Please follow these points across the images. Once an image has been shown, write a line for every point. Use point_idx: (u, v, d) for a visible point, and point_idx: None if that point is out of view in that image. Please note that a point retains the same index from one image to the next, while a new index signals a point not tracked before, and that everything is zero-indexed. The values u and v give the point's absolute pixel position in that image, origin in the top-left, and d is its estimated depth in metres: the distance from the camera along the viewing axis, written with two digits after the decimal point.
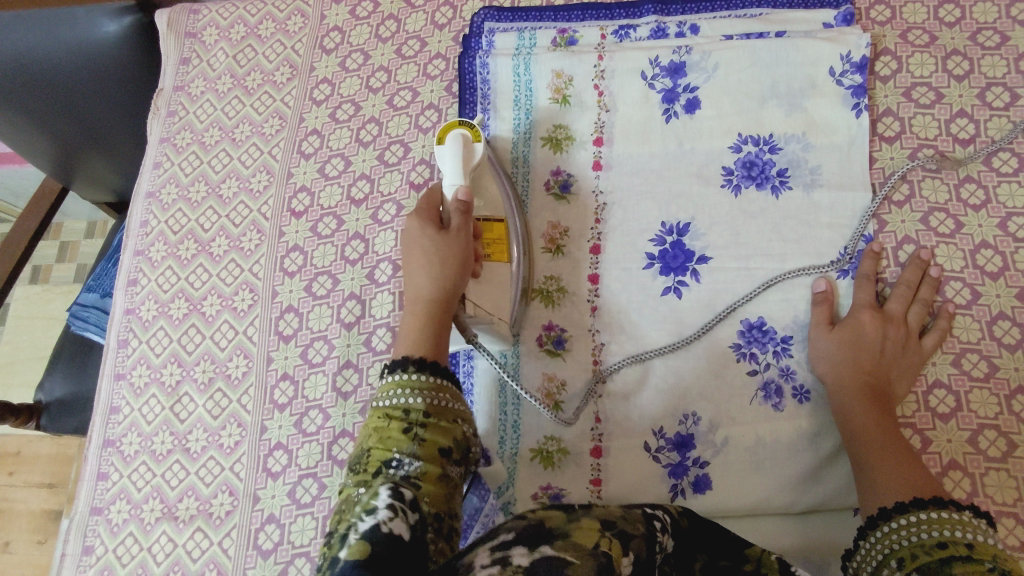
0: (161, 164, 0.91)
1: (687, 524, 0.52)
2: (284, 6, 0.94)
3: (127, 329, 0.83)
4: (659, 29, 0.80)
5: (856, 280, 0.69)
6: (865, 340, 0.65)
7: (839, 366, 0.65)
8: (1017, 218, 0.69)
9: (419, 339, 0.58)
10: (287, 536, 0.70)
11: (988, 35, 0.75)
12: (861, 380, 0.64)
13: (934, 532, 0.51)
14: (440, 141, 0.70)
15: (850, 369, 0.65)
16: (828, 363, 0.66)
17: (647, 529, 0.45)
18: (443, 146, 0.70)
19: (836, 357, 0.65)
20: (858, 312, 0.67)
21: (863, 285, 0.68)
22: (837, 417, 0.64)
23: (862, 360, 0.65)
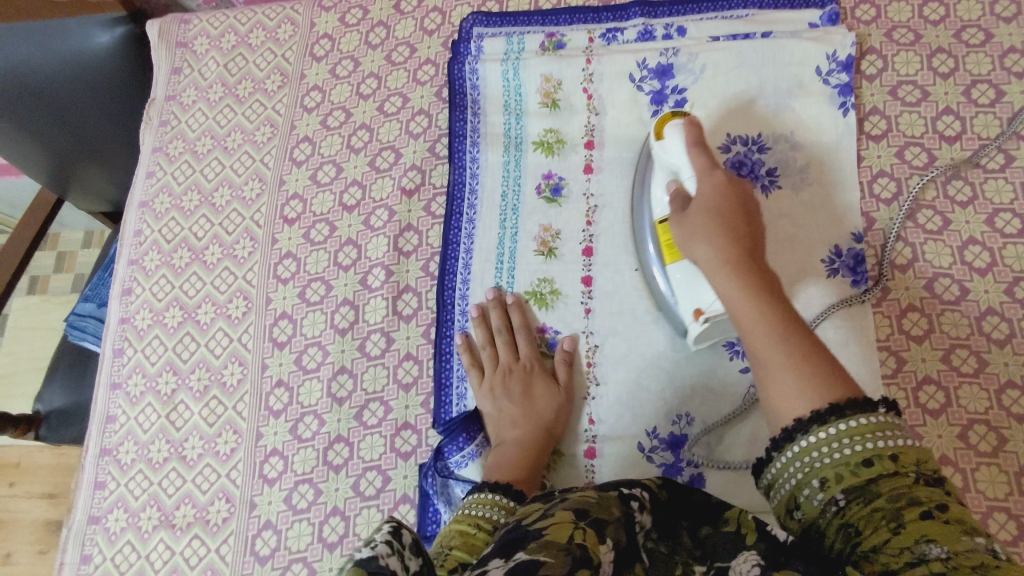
0: (154, 174, 0.91)
1: (666, 495, 0.48)
2: (275, 15, 0.95)
3: (122, 338, 0.84)
4: (646, 31, 0.81)
5: (696, 174, 0.61)
6: (726, 222, 0.56)
7: (713, 254, 0.55)
8: (1004, 214, 0.70)
9: (530, 464, 0.65)
10: (284, 542, 0.71)
11: (972, 33, 0.76)
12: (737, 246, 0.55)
13: (858, 445, 0.42)
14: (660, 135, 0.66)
15: (733, 252, 0.54)
16: (703, 261, 0.56)
17: (624, 512, 0.44)
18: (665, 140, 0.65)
19: (705, 247, 0.56)
20: (706, 200, 0.58)
21: (705, 174, 0.60)
22: (739, 329, 0.52)
23: (734, 223, 0.56)
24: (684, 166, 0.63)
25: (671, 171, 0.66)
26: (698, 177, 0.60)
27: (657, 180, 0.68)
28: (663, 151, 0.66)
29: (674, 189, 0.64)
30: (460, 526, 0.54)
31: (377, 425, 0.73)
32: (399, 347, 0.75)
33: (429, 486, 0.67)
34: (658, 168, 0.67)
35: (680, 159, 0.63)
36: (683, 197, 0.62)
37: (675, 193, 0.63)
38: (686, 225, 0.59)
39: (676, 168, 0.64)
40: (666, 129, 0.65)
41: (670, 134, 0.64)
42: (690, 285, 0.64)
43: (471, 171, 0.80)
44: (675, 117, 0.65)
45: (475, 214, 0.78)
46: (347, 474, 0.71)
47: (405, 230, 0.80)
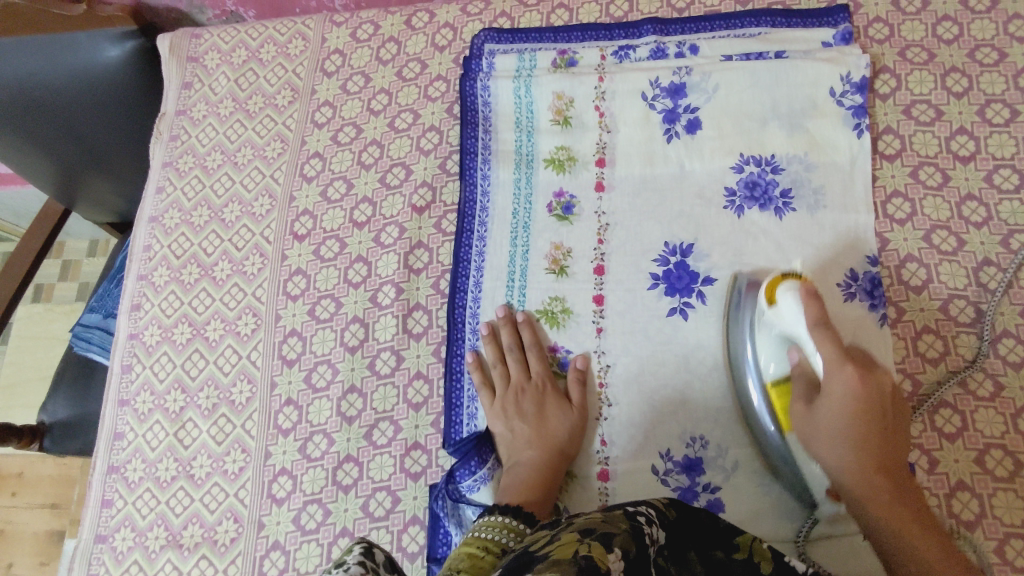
0: (163, 188, 0.91)
1: (675, 515, 0.51)
2: (285, 29, 0.95)
3: (130, 354, 0.83)
4: (659, 49, 0.80)
5: (823, 361, 0.56)
6: (855, 436, 0.55)
7: (844, 464, 0.56)
8: (1019, 235, 0.69)
9: (544, 489, 0.64)
10: (292, 563, 0.70)
11: (986, 52, 0.76)
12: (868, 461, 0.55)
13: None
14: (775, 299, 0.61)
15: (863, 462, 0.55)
16: (834, 468, 0.56)
17: (631, 525, 0.45)
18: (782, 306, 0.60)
19: (838, 455, 0.56)
20: (842, 403, 0.55)
21: (834, 370, 0.55)
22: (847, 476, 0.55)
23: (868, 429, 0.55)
24: (806, 342, 0.58)
25: (783, 334, 0.61)
26: (827, 366, 0.56)
27: (761, 340, 0.63)
28: (775, 316, 0.61)
29: (796, 358, 0.60)
30: (470, 548, 0.53)
31: (386, 444, 0.72)
32: (409, 366, 0.75)
33: (439, 508, 0.66)
34: (762, 328, 0.63)
35: (798, 328, 0.58)
36: (809, 379, 0.59)
37: (800, 366, 0.59)
38: (813, 428, 0.57)
39: (795, 336, 0.59)
40: (779, 295, 0.60)
41: (784, 299, 0.60)
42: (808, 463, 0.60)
43: (482, 188, 0.79)
44: (789, 280, 0.61)
45: (486, 231, 0.77)
46: (356, 494, 0.71)
47: (416, 248, 0.79)
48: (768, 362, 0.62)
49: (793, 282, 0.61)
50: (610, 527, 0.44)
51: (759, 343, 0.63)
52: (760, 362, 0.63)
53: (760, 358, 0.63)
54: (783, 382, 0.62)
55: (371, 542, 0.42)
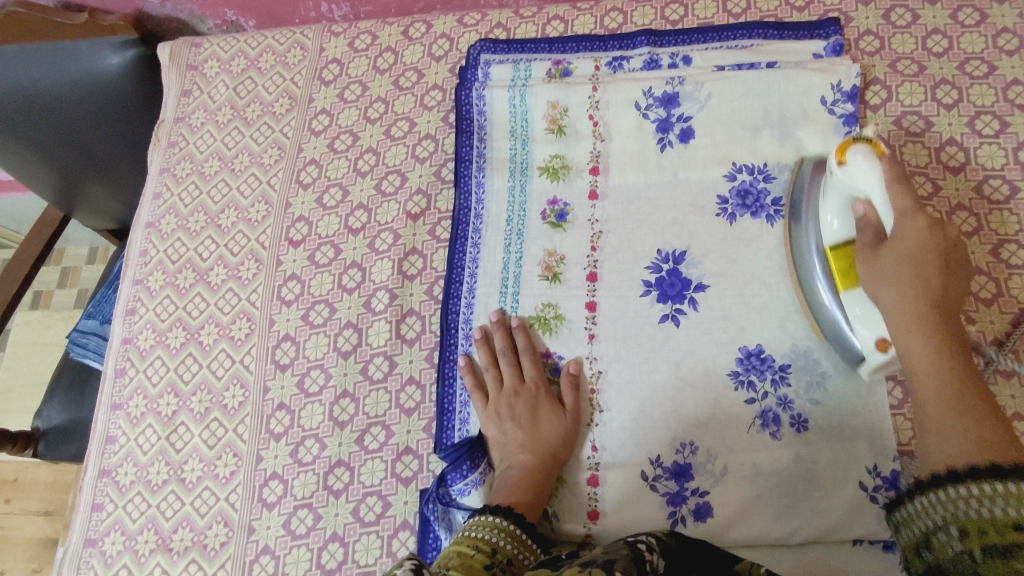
0: (161, 194, 0.92)
1: (677, 543, 0.53)
2: (285, 39, 0.96)
3: (124, 358, 0.84)
4: (652, 60, 0.82)
5: (895, 214, 0.54)
6: (910, 297, 0.52)
7: (902, 292, 0.52)
8: (1009, 245, 0.69)
9: (536, 493, 0.64)
10: (282, 568, 0.70)
11: (975, 65, 0.76)
12: (927, 349, 0.50)
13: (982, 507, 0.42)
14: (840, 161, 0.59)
15: (918, 302, 0.51)
16: (888, 303, 0.53)
17: (632, 551, 0.47)
18: (845, 168, 0.58)
19: (897, 289, 0.52)
20: (902, 247, 0.53)
21: (906, 217, 0.54)
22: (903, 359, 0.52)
23: (925, 319, 0.51)
24: (879, 200, 0.56)
25: (851, 195, 0.60)
26: (898, 218, 0.54)
27: (826, 201, 0.64)
28: (845, 178, 0.59)
29: (860, 211, 0.58)
30: (459, 547, 0.54)
31: (378, 449, 0.72)
32: (402, 371, 0.75)
33: (429, 512, 0.66)
34: (831, 190, 0.62)
35: (868, 187, 0.57)
36: (875, 229, 0.57)
37: (864, 219, 0.58)
38: (874, 268, 0.55)
39: (860, 195, 0.58)
40: (846, 155, 0.58)
41: (853, 159, 0.57)
42: (865, 316, 0.60)
43: (477, 195, 0.80)
44: (858, 140, 0.58)
45: (479, 238, 0.78)
46: (347, 499, 0.71)
47: (410, 254, 0.80)
48: (833, 225, 0.63)
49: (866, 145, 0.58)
50: (611, 555, 0.47)
51: (825, 206, 0.64)
52: (826, 223, 0.64)
53: (824, 221, 0.64)
54: (843, 247, 0.62)
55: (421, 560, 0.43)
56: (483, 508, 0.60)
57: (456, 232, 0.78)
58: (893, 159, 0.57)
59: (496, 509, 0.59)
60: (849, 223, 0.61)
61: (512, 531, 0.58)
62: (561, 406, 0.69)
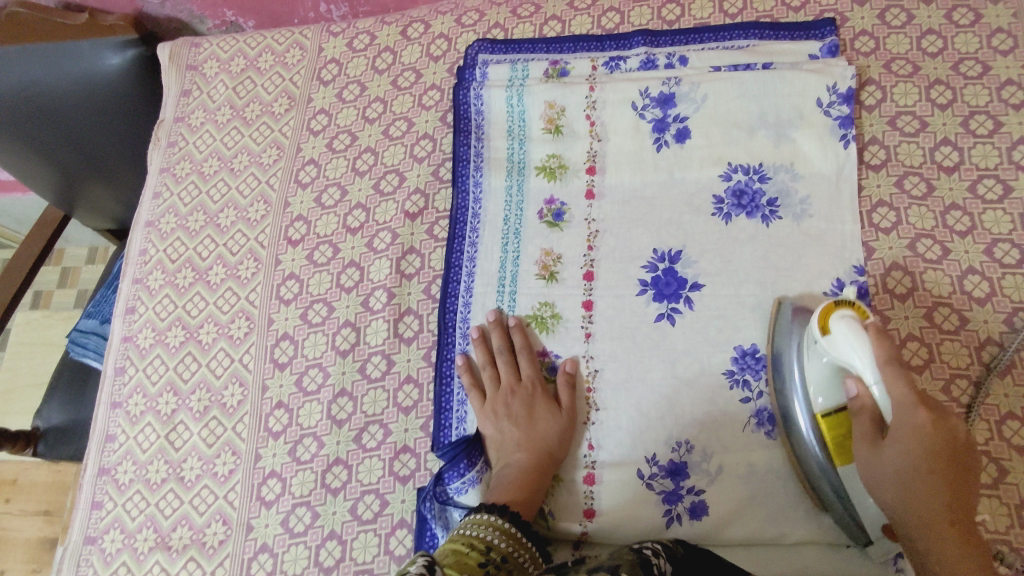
0: (161, 194, 0.92)
1: (682, 551, 0.54)
2: (283, 39, 0.96)
3: (124, 357, 0.84)
4: (649, 60, 0.82)
5: (893, 402, 0.52)
6: (922, 460, 0.51)
7: (908, 507, 0.52)
8: (1003, 244, 0.70)
9: (532, 490, 0.65)
10: (280, 565, 0.70)
11: (970, 65, 0.77)
12: (943, 510, 0.50)
13: None
14: (824, 330, 0.57)
15: (930, 489, 0.51)
16: (892, 501, 0.53)
17: (636, 559, 0.48)
18: (831, 341, 0.56)
19: (889, 467, 0.52)
20: (909, 437, 0.51)
21: (906, 411, 0.51)
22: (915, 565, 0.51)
23: (940, 472, 0.51)
24: (872, 375, 0.53)
25: (836, 369, 0.57)
26: (896, 407, 0.52)
27: (808, 363, 0.60)
28: (829, 345, 0.57)
29: (850, 388, 0.55)
30: (456, 544, 0.54)
31: (376, 448, 0.73)
32: (400, 370, 0.75)
33: (426, 510, 0.66)
34: (815, 354, 0.59)
35: (854, 359, 0.54)
36: (872, 417, 0.54)
37: (858, 401, 0.55)
38: (877, 463, 0.53)
39: (849, 370, 0.55)
40: (831, 323, 0.56)
41: (838, 334, 0.56)
42: (860, 495, 0.58)
43: (474, 195, 0.80)
44: (843, 310, 0.57)
45: (477, 237, 0.78)
46: (345, 497, 0.71)
47: (408, 253, 0.80)
48: (817, 396, 0.59)
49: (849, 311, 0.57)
50: (616, 561, 0.48)
51: (807, 370, 0.60)
52: (810, 396, 0.60)
53: (806, 388, 0.60)
54: (835, 414, 0.58)
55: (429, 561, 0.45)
56: (479, 505, 0.60)
57: (454, 232, 0.79)
58: (876, 330, 0.55)
59: (492, 508, 0.59)
60: (838, 398, 0.58)
61: (508, 530, 0.58)
62: (558, 406, 0.70)
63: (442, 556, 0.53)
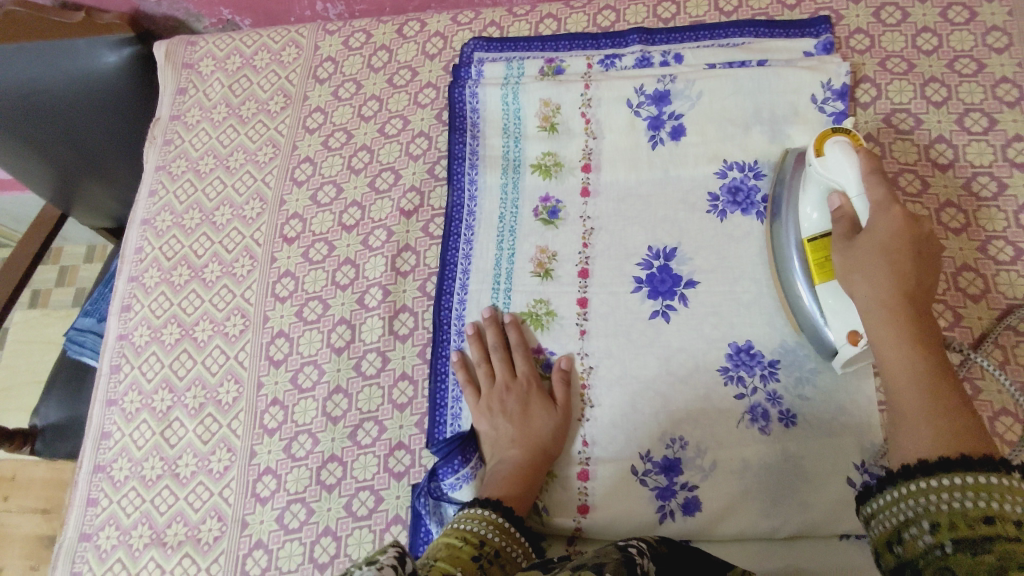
0: (157, 192, 0.93)
1: (667, 550, 0.53)
2: (280, 38, 0.96)
3: (119, 354, 0.84)
4: (643, 58, 0.82)
5: (870, 205, 0.56)
6: (892, 251, 0.53)
7: (876, 293, 0.53)
8: (997, 241, 0.70)
9: (527, 486, 0.65)
10: (275, 562, 0.70)
11: (964, 63, 0.77)
12: (904, 309, 0.51)
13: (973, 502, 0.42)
14: (819, 153, 0.62)
15: (896, 298, 0.52)
16: (862, 297, 0.54)
17: (623, 555, 0.48)
18: (827, 159, 0.61)
19: (870, 284, 0.53)
20: (878, 236, 0.54)
21: (881, 209, 0.55)
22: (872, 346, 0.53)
23: (906, 289, 0.52)
24: (856, 188, 0.58)
25: (828, 189, 0.62)
26: (873, 210, 0.56)
27: (807, 192, 0.65)
28: (820, 168, 0.62)
29: (835, 203, 0.60)
30: (447, 539, 0.54)
31: (371, 444, 0.73)
32: (395, 367, 0.75)
33: (420, 506, 0.67)
34: (812, 184, 0.64)
35: (843, 178, 0.59)
36: (850, 220, 0.58)
37: (839, 211, 0.59)
38: (851, 254, 0.56)
39: (837, 187, 0.60)
40: (826, 148, 0.61)
41: (830, 152, 0.61)
42: (839, 308, 0.62)
43: (469, 193, 0.80)
44: (838, 134, 0.61)
45: (472, 235, 0.78)
46: (340, 494, 0.71)
47: (403, 251, 0.80)
48: (811, 217, 0.65)
49: (843, 138, 0.61)
50: (603, 557, 0.48)
51: (805, 198, 0.66)
52: (805, 216, 0.65)
53: (803, 213, 0.66)
54: (819, 239, 0.64)
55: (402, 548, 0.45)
56: (472, 502, 0.61)
57: (449, 229, 0.79)
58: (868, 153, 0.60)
59: (486, 502, 0.60)
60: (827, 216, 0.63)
61: (501, 524, 0.58)
62: (553, 402, 0.70)
63: (429, 553, 0.52)
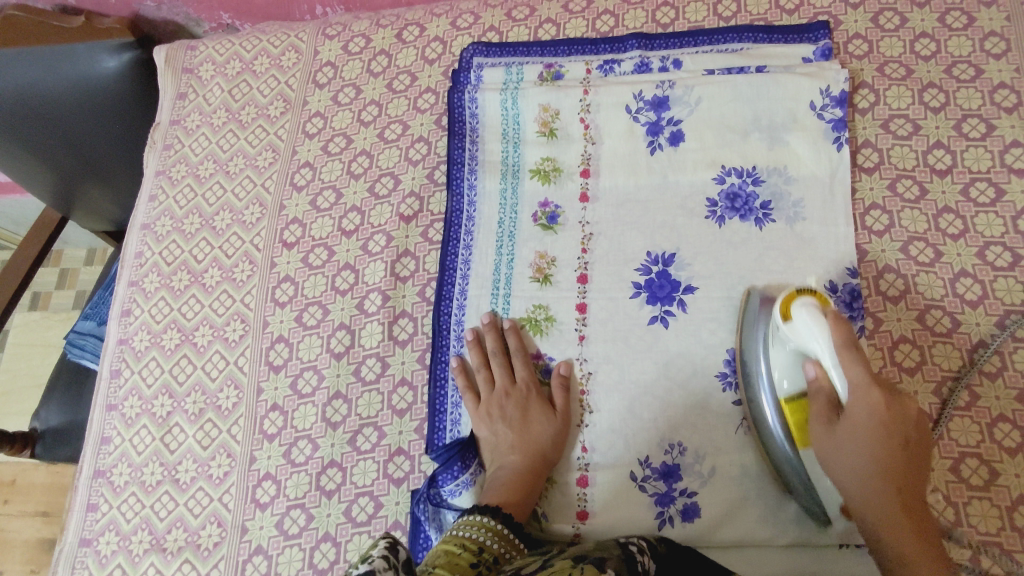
0: (156, 196, 0.93)
1: (665, 550, 0.55)
2: (279, 42, 0.96)
3: (119, 359, 0.84)
4: (643, 63, 0.82)
5: (849, 386, 0.54)
6: (879, 445, 0.54)
7: (871, 456, 0.54)
8: (995, 247, 0.70)
9: (526, 492, 0.65)
10: (274, 567, 0.70)
11: (962, 68, 0.77)
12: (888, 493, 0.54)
13: None
14: (787, 318, 0.58)
15: (885, 461, 0.54)
16: (859, 466, 0.55)
17: (620, 555, 0.49)
18: (796, 327, 0.57)
19: (860, 475, 0.55)
20: (862, 423, 0.54)
21: (861, 395, 0.54)
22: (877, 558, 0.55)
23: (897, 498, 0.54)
24: (829, 359, 0.55)
25: (799, 351, 0.59)
26: (852, 391, 0.54)
27: (774, 353, 0.61)
28: (792, 332, 0.58)
29: (812, 374, 0.57)
30: (447, 546, 0.54)
31: (370, 450, 0.73)
32: (394, 372, 0.76)
33: (420, 512, 0.66)
34: (778, 344, 0.60)
35: (817, 347, 0.55)
36: (829, 400, 0.57)
37: (819, 394, 0.57)
38: (833, 442, 0.56)
39: (809, 355, 0.57)
40: (794, 312, 0.57)
41: (799, 316, 0.56)
42: (818, 477, 0.60)
43: (469, 198, 0.80)
44: (804, 296, 0.57)
45: (472, 240, 0.79)
46: (339, 499, 0.71)
47: (402, 256, 0.80)
48: (782, 383, 0.60)
49: (811, 299, 0.57)
50: (601, 556, 0.48)
51: (773, 359, 0.61)
52: (775, 380, 0.61)
53: (773, 377, 0.61)
54: (797, 399, 0.60)
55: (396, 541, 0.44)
56: (471, 508, 0.61)
57: (448, 234, 0.79)
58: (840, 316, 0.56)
59: (484, 509, 0.60)
60: (801, 381, 0.59)
61: (500, 531, 0.58)
62: (552, 409, 0.70)
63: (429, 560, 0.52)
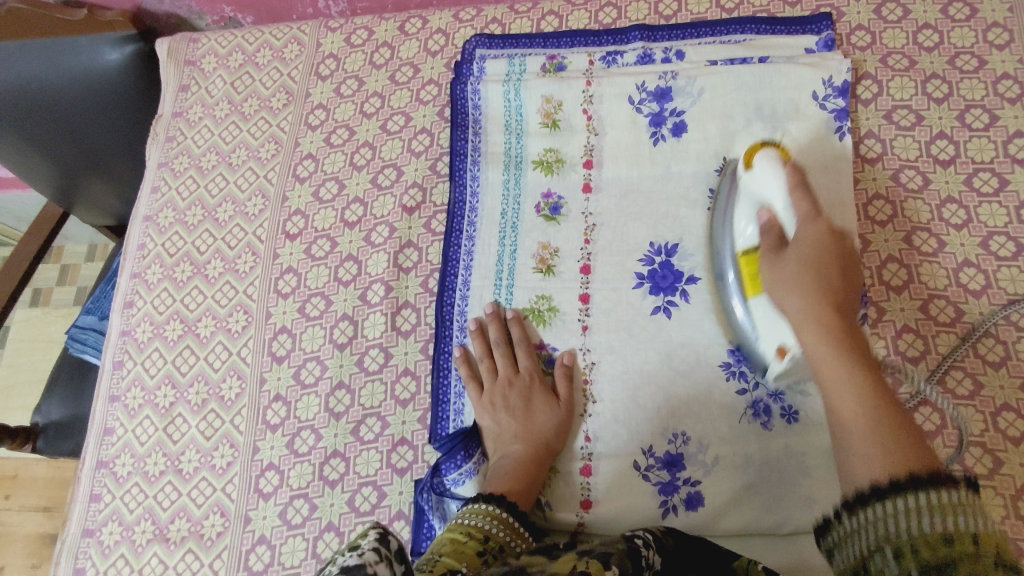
0: (159, 188, 0.93)
1: (672, 542, 0.55)
2: (282, 35, 0.96)
3: (122, 350, 0.84)
4: (645, 54, 0.82)
5: (796, 217, 0.58)
6: (823, 270, 0.54)
7: (805, 300, 0.53)
8: (998, 237, 0.70)
9: (530, 481, 0.65)
10: (278, 557, 0.70)
11: (965, 59, 0.77)
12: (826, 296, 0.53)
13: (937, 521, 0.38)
14: (750, 166, 0.65)
15: (820, 304, 0.52)
16: (794, 311, 0.54)
17: (628, 547, 0.49)
18: (762, 169, 0.63)
19: (796, 297, 0.54)
20: (805, 249, 0.56)
21: (808, 220, 0.57)
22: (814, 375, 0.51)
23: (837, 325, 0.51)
24: (783, 203, 0.60)
25: (758, 202, 0.64)
26: (799, 221, 0.58)
27: (740, 210, 0.66)
28: (752, 179, 0.65)
29: (765, 217, 0.62)
30: (452, 535, 0.54)
31: (374, 440, 0.73)
32: (397, 363, 0.76)
33: (423, 501, 0.67)
34: (744, 196, 0.66)
35: (771, 191, 0.62)
36: (777, 233, 0.60)
37: (767, 224, 0.61)
38: (779, 270, 0.57)
39: (765, 204, 0.62)
40: (756, 160, 0.64)
41: (759, 164, 0.64)
42: (768, 322, 0.62)
43: (472, 189, 0.80)
44: (768, 148, 0.64)
45: (474, 231, 0.79)
46: (342, 489, 0.71)
47: (405, 247, 0.80)
48: (745, 230, 0.65)
49: (773, 150, 0.64)
50: (608, 547, 0.48)
51: (740, 213, 0.66)
52: (739, 231, 0.66)
53: (738, 227, 0.66)
54: (752, 253, 0.64)
55: (385, 530, 0.39)
56: (475, 496, 0.61)
57: (451, 225, 0.79)
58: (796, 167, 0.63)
59: (491, 497, 0.60)
60: (757, 229, 0.64)
61: (505, 519, 0.58)
62: (556, 398, 0.70)
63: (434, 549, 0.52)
